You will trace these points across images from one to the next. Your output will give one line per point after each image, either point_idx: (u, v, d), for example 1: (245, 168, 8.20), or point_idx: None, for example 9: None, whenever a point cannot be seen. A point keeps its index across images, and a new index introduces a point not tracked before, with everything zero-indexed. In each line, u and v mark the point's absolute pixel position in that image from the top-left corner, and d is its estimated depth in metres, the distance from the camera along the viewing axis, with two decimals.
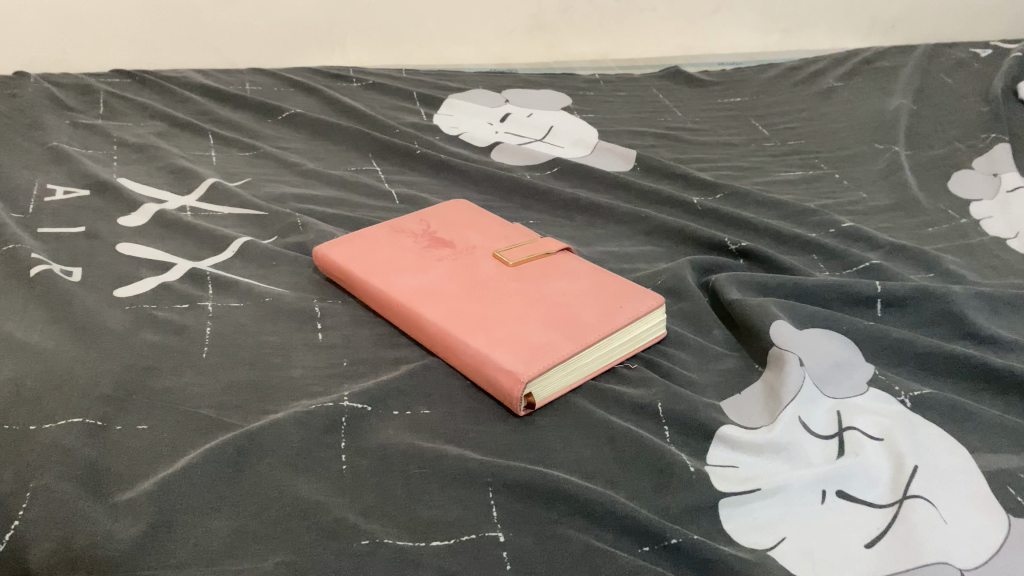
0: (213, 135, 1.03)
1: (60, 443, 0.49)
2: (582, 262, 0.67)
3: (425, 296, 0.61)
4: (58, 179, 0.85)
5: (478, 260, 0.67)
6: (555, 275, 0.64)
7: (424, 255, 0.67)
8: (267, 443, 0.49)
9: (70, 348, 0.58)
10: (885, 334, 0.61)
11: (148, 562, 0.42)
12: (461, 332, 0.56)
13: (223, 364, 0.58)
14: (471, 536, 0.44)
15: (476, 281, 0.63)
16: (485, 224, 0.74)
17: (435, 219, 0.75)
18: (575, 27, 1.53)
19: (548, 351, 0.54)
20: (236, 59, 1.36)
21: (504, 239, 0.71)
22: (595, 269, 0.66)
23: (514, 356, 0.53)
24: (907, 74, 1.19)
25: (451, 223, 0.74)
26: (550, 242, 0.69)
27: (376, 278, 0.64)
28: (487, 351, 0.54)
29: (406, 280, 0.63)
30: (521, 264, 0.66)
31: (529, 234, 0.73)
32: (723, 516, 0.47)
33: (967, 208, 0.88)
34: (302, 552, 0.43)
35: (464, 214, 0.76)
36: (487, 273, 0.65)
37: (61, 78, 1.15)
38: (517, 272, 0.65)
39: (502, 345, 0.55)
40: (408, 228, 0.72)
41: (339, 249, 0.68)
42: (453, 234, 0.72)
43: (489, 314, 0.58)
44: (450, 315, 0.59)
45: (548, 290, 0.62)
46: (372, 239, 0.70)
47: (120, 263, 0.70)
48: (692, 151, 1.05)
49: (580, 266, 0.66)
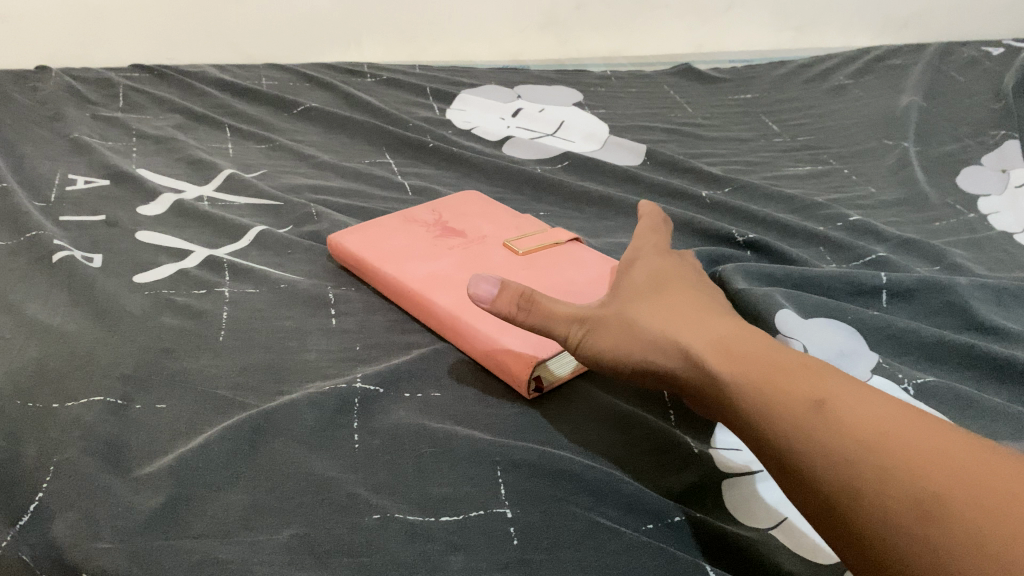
0: (229, 128, 1.05)
1: (84, 419, 0.50)
2: (590, 251, 0.68)
3: (436, 283, 0.63)
4: (79, 170, 0.87)
5: (488, 248, 0.68)
6: (564, 264, 0.66)
7: (435, 243, 0.69)
8: (281, 422, 0.51)
9: (91, 330, 0.59)
10: (890, 324, 0.62)
11: (166, 531, 0.43)
12: (471, 318, 0.58)
13: (239, 347, 0.60)
14: (479, 512, 0.45)
15: (486, 269, 0.64)
16: (496, 213, 0.76)
17: (446, 208, 0.76)
18: (587, 23, 1.54)
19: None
20: (253, 54, 1.38)
21: (514, 229, 0.72)
22: (604, 259, 0.68)
23: (523, 341, 0.55)
24: (918, 73, 1.19)
25: (462, 214, 0.75)
26: (558, 232, 0.71)
27: (390, 266, 0.65)
28: (498, 337, 0.56)
29: (417, 267, 0.65)
30: (531, 253, 0.67)
31: (538, 224, 0.74)
32: (726, 492, 0.49)
33: (976, 203, 0.89)
34: (316, 525, 0.44)
35: (475, 204, 0.77)
36: (497, 260, 0.66)
37: (82, 73, 1.17)
38: (527, 261, 0.66)
39: (510, 331, 0.56)
40: (420, 218, 0.74)
41: (353, 237, 0.70)
42: (463, 224, 0.73)
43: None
44: (460, 301, 0.60)
45: (556, 278, 0.63)
46: (384, 227, 0.71)
47: (140, 250, 0.72)
48: (703, 146, 1.06)
49: (589, 255, 0.67)
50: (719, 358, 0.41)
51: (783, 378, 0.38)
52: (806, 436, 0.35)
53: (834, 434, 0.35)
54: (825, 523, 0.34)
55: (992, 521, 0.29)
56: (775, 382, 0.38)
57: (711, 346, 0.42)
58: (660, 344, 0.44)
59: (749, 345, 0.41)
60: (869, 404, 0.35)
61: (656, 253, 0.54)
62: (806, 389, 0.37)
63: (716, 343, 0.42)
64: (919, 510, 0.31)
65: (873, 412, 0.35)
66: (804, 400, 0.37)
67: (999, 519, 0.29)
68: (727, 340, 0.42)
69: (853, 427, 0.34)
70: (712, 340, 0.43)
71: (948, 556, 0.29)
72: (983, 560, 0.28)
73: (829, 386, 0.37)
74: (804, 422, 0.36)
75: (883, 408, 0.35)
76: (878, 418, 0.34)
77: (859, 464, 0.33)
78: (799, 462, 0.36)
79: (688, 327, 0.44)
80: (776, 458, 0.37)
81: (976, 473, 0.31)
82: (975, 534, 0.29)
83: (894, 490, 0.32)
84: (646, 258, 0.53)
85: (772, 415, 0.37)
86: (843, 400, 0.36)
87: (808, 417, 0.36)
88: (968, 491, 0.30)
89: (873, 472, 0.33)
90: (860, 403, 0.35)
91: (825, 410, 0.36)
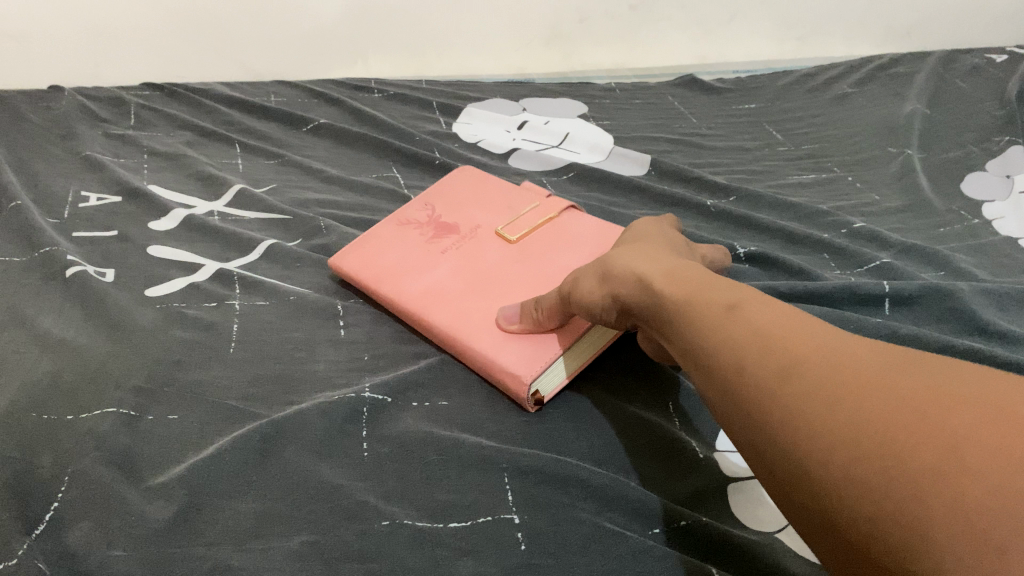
0: (238, 144, 1.06)
1: (97, 431, 0.51)
2: (586, 219, 0.71)
3: (431, 299, 0.63)
4: (91, 187, 0.89)
5: (484, 243, 0.69)
6: (559, 247, 0.67)
7: (431, 248, 0.70)
8: (291, 431, 0.51)
9: (104, 344, 0.60)
10: (894, 330, 0.62)
11: (179, 540, 0.44)
12: (467, 334, 0.58)
13: (249, 359, 0.60)
14: (487, 519, 0.46)
15: (481, 272, 0.65)
16: (486, 197, 0.77)
17: (438, 201, 0.77)
18: (591, 37, 1.55)
19: (549, 340, 0.56)
20: (260, 71, 1.41)
21: (507, 214, 0.73)
22: (598, 228, 0.69)
23: (517, 355, 0.55)
24: (922, 81, 1.20)
25: (455, 206, 0.76)
26: (550, 206, 0.73)
27: (388, 283, 0.66)
28: (495, 348, 0.56)
29: (415, 281, 0.65)
30: (525, 241, 0.69)
31: (531, 195, 0.76)
32: (731, 497, 0.49)
33: (980, 209, 0.89)
34: (326, 533, 0.44)
35: (466, 189, 0.78)
36: (493, 256, 0.67)
37: (94, 92, 1.19)
38: (521, 252, 0.67)
39: (506, 343, 0.56)
40: (413, 219, 0.74)
41: (351, 256, 0.70)
42: (457, 217, 0.74)
43: (495, 310, 0.60)
44: (456, 315, 0.61)
45: (552, 264, 0.65)
46: (380, 236, 0.72)
47: (151, 265, 0.73)
48: (707, 156, 1.07)
49: (582, 230, 0.69)
50: (667, 284, 0.44)
51: (708, 291, 0.41)
52: (712, 334, 0.38)
53: (735, 330, 0.37)
54: (715, 404, 0.37)
55: (845, 395, 0.30)
56: (697, 295, 0.41)
57: (664, 274, 0.45)
58: (624, 277, 0.47)
59: (694, 271, 0.44)
60: (775, 307, 0.37)
61: (652, 228, 0.58)
62: (722, 298, 0.40)
63: (668, 272, 0.45)
64: (789, 386, 0.33)
65: (777, 314, 0.37)
66: (720, 307, 0.39)
67: (851, 392, 0.30)
68: (681, 269, 0.45)
69: (754, 323, 0.37)
70: (670, 269, 0.45)
71: (801, 420, 0.31)
72: (828, 417, 0.30)
73: (747, 297, 0.39)
74: (714, 321, 0.38)
75: (787, 310, 0.37)
76: (777, 316, 0.37)
77: (749, 350, 0.35)
78: (703, 355, 0.38)
79: (654, 262, 0.47)
80: (692, 357, 0.39)
81: (851, 352, 0.33)
82: (828, 397, 0.31)
83: (773, 368, 0.34)
84: (638, 233, 0.57)
85: (691, 324, 0.40)
86: (752, 303, 0.38)
87: (716, 318, 0.38)
88: (835, 369, 0.32)
89: (759, 352, 0.35)
90: (768, 308, 0.37)
91: (734, 310, 0.38)
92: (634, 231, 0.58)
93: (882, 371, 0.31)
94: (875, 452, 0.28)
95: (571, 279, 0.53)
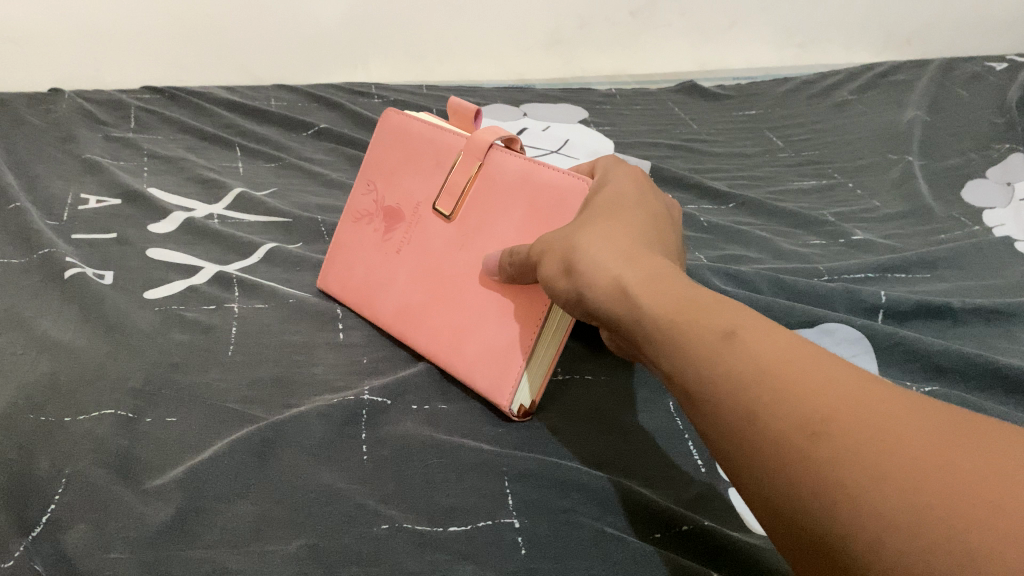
0: (239, 147, 1.06)
1: (95, 432, 0.51)
2: (512, 155, 0.57)
3: (406, 320, 0.62)
4: (91, 189, 0.89)
5: (429, 227, 0.62)
6: (492, 214, 0.57)
7: (388, 249, 0.65)
8: (289, 434, 0.51)
9: (101, 346, 0.60)
10: (895, 335, 0.63)
11: (177, 543, 0.43)
12: (442, 356, 0.58)
13: (247, 362, 0.60)
14: (487, 522, 0.45)
15: (437, 275, 0.60)
16: (415, 150, 0.64)
17: (376, 173, 0.67)
18: (592, 44, 1.56)
19: (513, 352, 0.54)
20: (260, 75, 1.41)
21: (438, 176, 0.62)
22: (524, 168, 0.56)
23: (489, 376, 0.54)
24: (922, 89, 1.20)
25: (391, 179, 0.66)
26: (473, 145, 0.59)
27: (371, 305, 0.65)
28: (469, 371, 0.56)
29: (388, 299, 0.64)
30: (462, 216, 0.59)
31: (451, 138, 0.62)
32: (731, 503, 0.49)
33: (981, 216, 0.89)
34: (325, 536, 0.44)
35: (395, 148, 0.66)
36: (440, 247, 0.60)
37: (94, 95, 1.19)
38: (462, 233, 0.59)
39: (478, 363, 0.55)
40: (365, 212, 0.68)
41: (332, 274, 0.69)
42: (397, 196, 0.65)
43: (459, 322, 0.57)
44: (429, 336, 0.59)
45: (493, 242, 0.56)
46: (345, 244, 0.69)
47: (150, 267, 0.73)
48: (707, 161, 1.07)
49: (508, 175, 0.57)
50: (646, 295, 0.36)
51: (695, 309, 0.33)
52: (704, 365, 0.31)
53: (739, 364, 0.30)
54: (714, 448, 0.30)
55: (894, 464, 0.24)
56: (680, 312, 0.34)
57: (642, 279, 0.37)
58: (595, 275, 0.40)
59: (674, 278, 0.37)
60: (783, 336, 0.30)
61: (624, 186, 0.49)
62: (717, 320, 0.32)
63: (643, 275, 0.38)
64: (812, 443, 0.26)
65: (786, 344, 0.30)
66: (713, 329, 0.32)
67: (901, 460, 0.24)
68: (662, 272, 0.38)
69: (758, 358, 0.29)
70: (646, 271, 0.38)
71: (829, 484, 0.25)
72: (868, 484, 0.24)
73: (743, 318, 0.32)
74: (705, 348, 0.31)
75: (797, 340, 0.30)
76: (786, 347, 0.29)
77: (756, 392, 0.28)
78: (694, 387, 0.31)
79: (629, 254, 0.40)
80: (681, 385, 0.32)
81: (886, 404, 0.26)
82: (865, 461, 0.24)
83: (791, 417, 0.27)
84: (606, 193, 0.49)
85: (675, 350, 0.33)
86: (753, 328, 0.31)
87: (710, 346, 0.31)
88: (871, 424, 0.25)
89: (771, 395, 0.28)
90: (772, 335, 0.30)
91: (728, 336, 0.31)
92: (609, 191, 0.48)
93: (938, 438, 0.24)
94: (943, 546, 0.21)
95: (540, 250, 0.47)
